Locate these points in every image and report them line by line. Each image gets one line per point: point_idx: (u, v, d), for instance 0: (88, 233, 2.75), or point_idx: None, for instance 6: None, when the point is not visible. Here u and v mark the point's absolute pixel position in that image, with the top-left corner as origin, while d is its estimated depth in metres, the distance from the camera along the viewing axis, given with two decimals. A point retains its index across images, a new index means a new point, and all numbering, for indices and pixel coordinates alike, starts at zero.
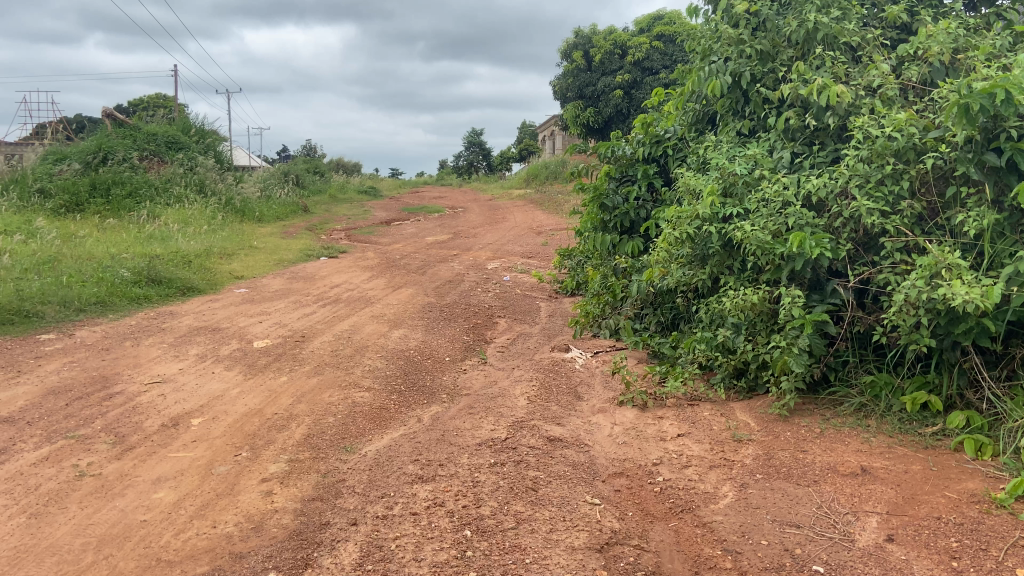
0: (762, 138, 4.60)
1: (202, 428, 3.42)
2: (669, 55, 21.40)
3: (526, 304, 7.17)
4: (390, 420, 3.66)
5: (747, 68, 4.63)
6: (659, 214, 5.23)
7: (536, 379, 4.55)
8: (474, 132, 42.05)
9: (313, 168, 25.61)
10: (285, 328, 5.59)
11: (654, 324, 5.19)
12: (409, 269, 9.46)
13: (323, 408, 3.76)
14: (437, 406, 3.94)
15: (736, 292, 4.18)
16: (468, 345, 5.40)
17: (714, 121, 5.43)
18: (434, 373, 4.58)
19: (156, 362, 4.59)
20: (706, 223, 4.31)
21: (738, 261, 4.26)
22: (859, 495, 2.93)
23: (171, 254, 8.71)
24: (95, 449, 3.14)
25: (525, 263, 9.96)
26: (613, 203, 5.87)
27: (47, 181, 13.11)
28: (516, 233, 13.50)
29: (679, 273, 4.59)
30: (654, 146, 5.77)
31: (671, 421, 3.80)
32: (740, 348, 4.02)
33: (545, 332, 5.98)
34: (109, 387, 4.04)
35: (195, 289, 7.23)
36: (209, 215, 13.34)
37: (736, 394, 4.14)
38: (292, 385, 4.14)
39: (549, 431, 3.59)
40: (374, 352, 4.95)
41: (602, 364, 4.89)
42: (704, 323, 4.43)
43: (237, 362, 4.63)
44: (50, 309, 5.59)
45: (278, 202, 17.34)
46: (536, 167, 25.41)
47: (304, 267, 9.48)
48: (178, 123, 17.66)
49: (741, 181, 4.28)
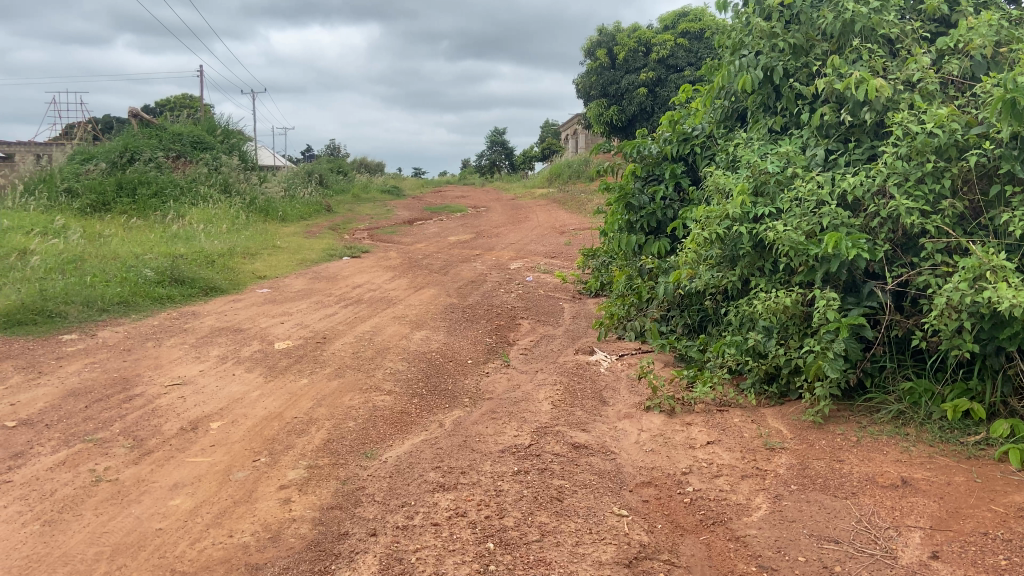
0: (795, 135, 4.47)
1: (221, 432, 3.37)
2: (693, 53, 21.15)
3: (549, 305, 7.07)
4: (411, 425, 3.58)
5: (778, 63, 4.50)
6: (687, 214, 5.11)
7: (560, 383, 4.45)
8: (496, 132, 42.01)
9: (337, 168, 25.69)
10: (307, 329, 5.54)
11: (681, 326, 5.07)
12: (432, 269, 9.40)
13: (343, 411, 3.69)
14: (460, 410, 3.86)
15: (767, 294, 4.05)
16: (491, 347, 5.31)
17: (744, 118, 5.30)
18: (456, 376, 4.50)
19: (177, 364, 4.56)
20: (737, 223, 4.19)
21: (769, 262, 4.13)
22: (900, 508, 2.80)
23: (195, 254, 8.72)
24: (112, 453, 3.10)
25: (548, 264, 9.86)
26: (639, 203, 5.75)
27: (75, 181, 13.23)
28: (539, 233, 13.40)
29: (708, 275, 4.47)
30: (681, 144, 5.65)
31: (700, 428, 3.69)
32: (772, 353, 3.90)
33: (569, 334, 5.88)
34: (129, 389, 4.01)
35: (218, 290, 7.21)
36: (234, 215, 13.39)
37: (768, 400, 4.01)
38: (312, 388, 4.07)
39: (573, 438, 3.49)
40: (396, 354, 4.88)
41: (628, 367, 4.78)
42: (734, 326, 4.30)
43: (258, 363, 4.59)
44: (73, 309, 5.59)
45: (302, 202, 17.38)
46: (559, 166, 25.28)
47: (327, 267, 9.45)
48: (204, 124, 17.80)
49: (773, 180, 4.16)
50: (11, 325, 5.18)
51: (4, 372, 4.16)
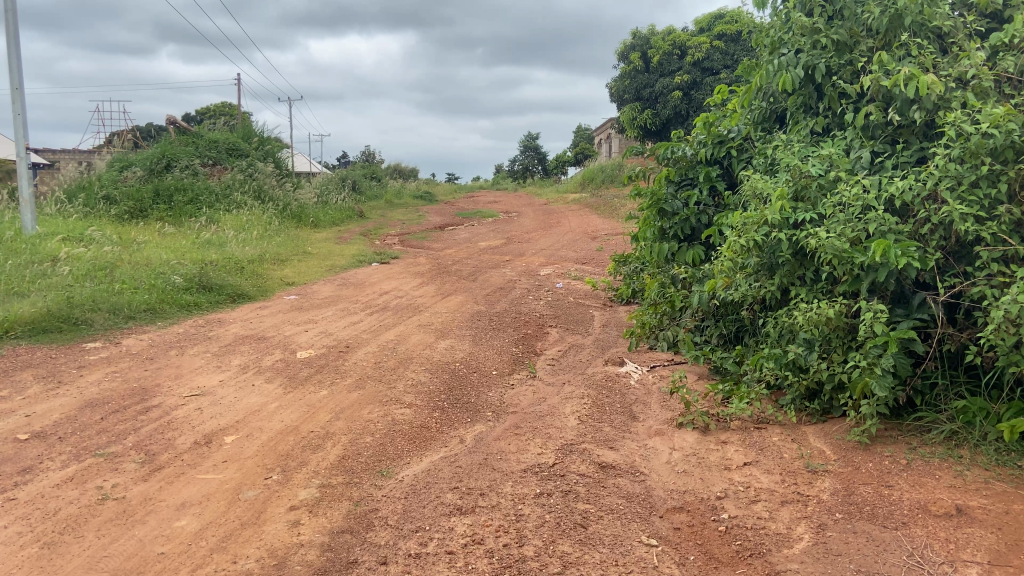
0: (838, 136, 4.25)
1: (234, 446, 3.25)
2: (730, 54, 20.90)
3: (579, 313, 6.89)
4: (430, 441, 3.44)
5: (821, 61, 4.29)
6: (722, 220, 4.91)
7: (588, 396, 4.27)
8: (530, 137, 41.95)
9: (370, 174, 25.77)
10: (330, 338, 5.44)
11: (716, 337, 4.87)
12: (460, 275, 9.27)
13: (361, 426, 3.56)
14: (482, 425, 3.70)
15: (808, 305, 3.85)
16: (517, 357, 5.15)
17: (783, 119, 5.10)
18: (480, 388, 4.34)
19: (197, 374, 4.47)
20: (776, 229, 3.99)
21: (811, 271, 3.93)
22: (955, 541, 2.58)
23: (225, 261, 8.71)
24: (122, 469, 3.00)
25: (580, 270, 9.68)
26: (672, 208, 5.56)
27: (112, 188, 13.39)
28: (570, 238, 13.22)
29: (745, 283, 4.27)
30: (717, 147, 5.45)
31: (735, 448, 3.48)
32: (813, 367, 3.69)
33: (599, 343, 5.70)
34: (147, 400, 3.92)
35: (246, 297, 7.16)
36: (266, 221, 13.44)
37: (809, 417, 3.80)
38: (332, 400, 3.95)
39: (600, 457, 3.32)
40: (419, 364, 4.74)
41: (659, 380, 4.59)
42: (773, 338, 4.10)
43: (278, 373, 4.48)
44: (99, 317, 5.55)
45: (334, 207, 17.42)
46: (591, 171, 25.06)
47: (355, 274, 9.37)
48: (239, 131, 17.96)
49: (815, 184, 3.96)
50: (37, 333, 5.15)
51: (24, 381, 4.11)
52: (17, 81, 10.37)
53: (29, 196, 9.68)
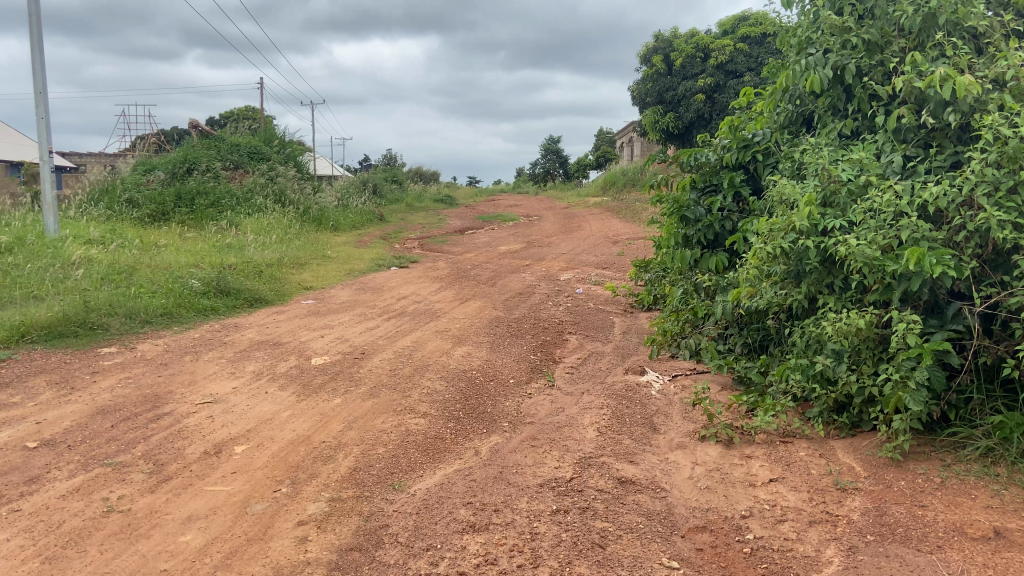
0: (868, 140, 4.13)
1: (244, 457, 3.18)
2: (754, 58, 20.67)
3: (598, 320, 6.77)
4: (444, 452, 3.34)
5: (851, 61, 4.18)
6: (747, 226, 4.79)
7: (607, 406, 4.16)
8: (551, 140, 41.86)
9: (391, 177, 25.78)
10: (346, 344, 5.37)
11: (739, 346, 4.74)
12: (479, 279, 9.19)
13: (374, 436, 3.48)
14: (498, 437, 3.60)
15: (837, 314, 3.72)
16: (535, 365, 5.05)
17: (810, 122, 4.98)
18: (496, 397, 4.24)
19: (211, 380, 4.42)
20: (804, 236, 3.87)
21: (840, 280, 3.80)
22: (995, 567, 2.44)
23: (243, 264, 8.69)
24: (129, 479, 2.94)
25: (600, 275, 9.56)
26: (695, 214, 5.43)
27: (135, 191, 13.47)
28: (591, 243, 13.10)
29: (771, 292, 4.15)
30: (741, 151, 5.32)
31: (761, 463, 3.36)
32: (842, 379, 3.56)
33: (619, 351, 5.58)
34: (158, 407, 3.87)
35: (263, 301, 7.12)
36: (287, 225, 13.46)
37: (837, 431, 3.67)
38: (345, 409, 3.87)
39: (620, 471, 3.20)
40: (435, 371, 4.65)
41: (681, 390, 4.47)
42: (800, 348, 3.97)
43: (292, 381, 4.41)
44: (115, 321, 5.53)
45: (354, 211, 17.43)
46: (613, 175, 24.91)
47: (374, 278, 9.32)
48: (261, 135, 18.04)
49: (844, 189, 3.83)
50: (52, 338, 5.13)
51: (37, 387, 4.08)
52: (42, 85, 10.46)
53: (51, 199, 9.74)
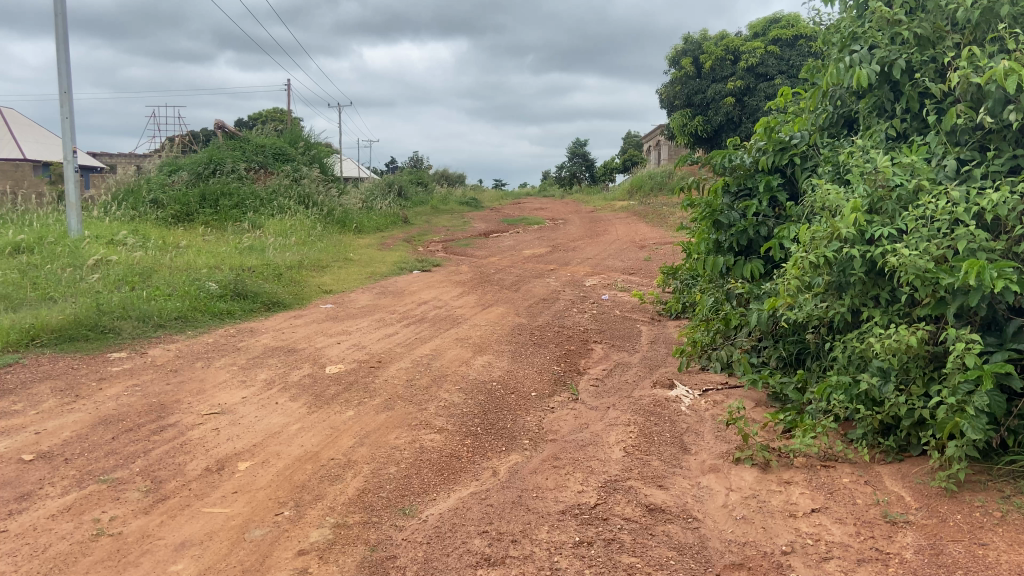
0: (918, 141, 3.89)
1: (247, 475, 3.00)
2: (785, 60, 20.21)
3: (625, 328, 6.54)
4: (460, 473, 3.12)
5: (900, 57, 3.97)
6: (784, 232, 4.53)
7: (634, 423, 3.92)
8: (577, 143, 41.64)
9: (417, 179, 25.67)
10: (362, 351, 5.19)
11: (774, 360, 4.47)
12: (503, 284, 8.98)
13: (386, 454, 3.27)
14: (517, 455, 3.38)
15: (884, 330, 3.46)
16: (558, 376, 4.82)
17: (853, 125, 4.78)
18: (517, 411, 4.02)
19: (221, 389, 4.25)
20: (848, 245, 3.62)
21: (887, 291, 3.55)
22: None
23: (264, 267, 8.57)
24: (124, 499, 2.77)
25: (626, 281, 9.32)
26: (729, 219, 5.16)
27: (160, 192, 13.48)
28: (617, 247, 12.87)
29: (811, 304, 3.88)
30: (779, 155, 4.97)
31: (801, 490, 3.10)
32: (889, 401, 3.30)
33: (646, 362, 5.34)
34: (163, 417, 3.71)
35: (281, 305, 6.98)
36: (310, 226, 13.39)
37: (883, 455, 3.40)
38: (357, 422, 3.68)
39: (648, 497, 2.96)
40: (453, 382, 4.44)
41: (713, 407, 4.21)
42: (841, 365, 3.71)
43: (304, 391, 4.22)
44: (128, 325, 5.40)
45: (379, 213, 17.33)
46: (640, 178, 24.58)
47: (396, 282, 9.15)
48: (286, 136, 18.05)
49: (893, 195, 3.59)
50: (63, 342, 5.01)
51: (41, 395, 3.94)
52: (67, 85, 10.47)
53: (75, 198, 9.72)
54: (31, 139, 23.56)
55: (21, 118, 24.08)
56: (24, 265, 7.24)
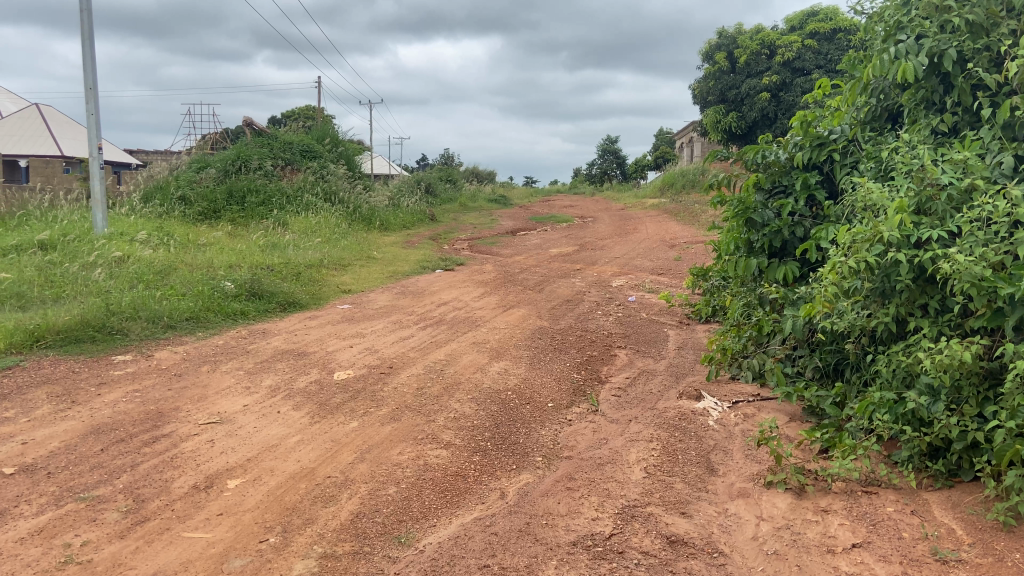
0: (970, 136, 3.59)
1: (236, 494, 2.79)
2: (823, 54, 19.68)
3: (651, 332, 6.24)
4: (464, 495, 2.88)
5: (951, 46, 3.66)
6: (821, 233, 4.24)
7: (657, 439, 3.65)
8: (609, 140, 41.22)
9: (446, 176, 25.49)
10: (374, 356, 4.98)
11: (810, 371, 4.18)
12: (526, 285, 8.72)
13: (386, 471, 3.05)
14: (528, 475, 3.13)
15: (934, 343, 3.16)
16: (578, 386, 4.55)
17: (896, 119, 4.46)
18: (531, 424, 3.77)
19: (223, 396, 4.06)
20: (894, 249, 3.32)
21: (936, 300, 3.25)
22: None
23: (283, 266, 8.43)
24: (101, 520, 2.59)
25: (655, 281, 9.00)
26: (762, 219, 4.86)
27: (187, 188, 13.45)
28: (646, 246, 12.52)
29: (852, 312, 3.57)
30: (816, 150, 4.72)
31: (840, 521, 2.81)
32: (939, 421, 3.01)
33: (672, 370, 5.05)
34: (158, 427, 3.53)
35: (298, 305, 6.81)
36: (335, 224, 13.26)
37: (931, 481, 3.10)
38: (360, 435, 3.45)
39: (669, 527, 2.70)
40: (465, 392, 4.20)
41: (743, 422, 3.92)
42: (884, 380, 3.41)
43: (309, 399, 4.01)
44: (136, 326, 5.28)
45: (405, 211, 17.16)
46: (671, 175, 24.11)
47: (417, 281, 8.94)
48: (314, 133, 17.98)
49: (944, 195, 3.29)
50: (68, 343, 4.89)
51: (36, 402, 3.81)
52: (93, 81, 10.45)
53: (100, 195, 9.67)
54: (67, 135, 23.83)
55: (58, 115, 24.39)
56: (42, 262, 7.17)
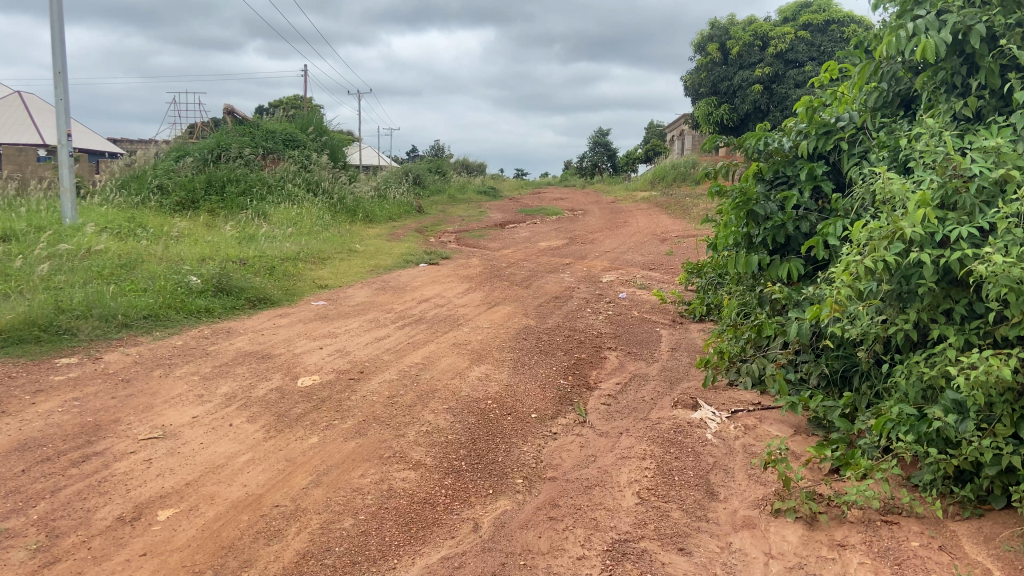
0: (997, 123, 3.25)
1: (165, 529, 2.44)
2: (816, 46, 19.34)
3: (644, 332, 5.89)
4: (431, 528, 2.51)
5: (979, 22, 3.31)
6: (830, 228, 3.88)
7: (651, 456, 3.28)
8: (601, 132, 40.83)
9: (435, 168, 25.01)
10: (344, 359, 4.60)
11: (815, 378, 3.82)
12: (513, 280, 8.33)
13: (344, 499, 2.67)
14: (506, 501, 2.77)
15: (961, 353, 2.82)
16: (564, 393, 4.19)
17: (911, 105, 4.10)
18: (512, 439, 3.40)
19: (171, 405, 3.68)
20: (916, 247, 2.96)
21: (962, 305, 2.91)
22: None
23: (257, 259, 8.03)
24: (4, 561, 2.24)
25: (647, 277, 8.65)
26: (764, 212, 4.49)
27: (165, 177, 12.97)
28: (637, 240, 12.17)
29: (867, 316, 3.22)
30: (823, 138, 4.36)
31: (860, 559, 2.46)
32: (968, 442, 2.66)
33: (667, 375, 4.69)
34: (91, 444, 3.17)
35: (269, 301, 6.41)
36: (317, 215, 12.84)
37: (958, 509, 2.75)
38: (319, 453, 3.08)
39: (664, 568, 2.35)
40: (441, 401, 3.83)
41: (745, 437, 3.56)
42: (902, 393, 3.06)
43: (267, 409, 3.63)
44: (87, 325, 4.90)
45: (391, 202, 16.71)
46: (663, 167, 23.71)
47: (399, 276, 8.54)
48: (298, 122, 17.51)
49: (973, 187, 2.94)
50: (10, 345, 4.50)
51: None
52: (61, 65, 9.99)
53: (69, 183, 9.24)
54: (47, 123, 23.26)
55: (38, 102, 23.78)
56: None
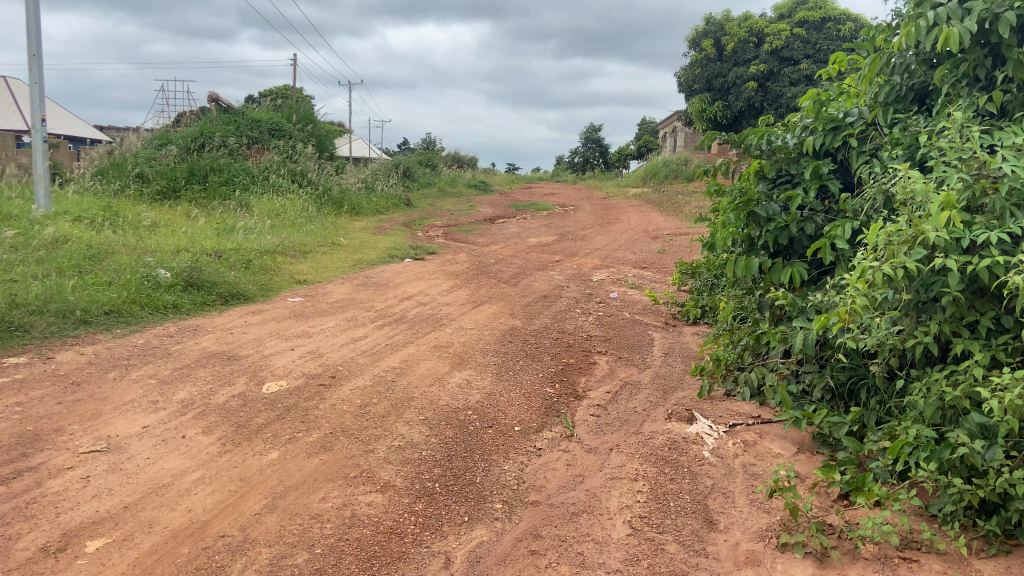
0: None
1: (92, 563, 2.14)
2: (811, 44, 19.12)
3: (636, 335, 5.61)
4: (395, 565, 2.22)
5: (1008, 10, 3.04)
6: (838, 230, 3.61)
7: (643, 477, 3.00)
8: (593, 128, 40.50)
9: (426, 160, 24.63)
10: (316, 362, 4.29)
11: (819, 391, 3.54)
12: (501, 278, 8.02)
13: (300, 527, 2.38)
14: (483, 531, 2.49)
15: (987, 372, 2.55)
16: (550, 403, 3.90)
17: (925, 100, 3.84)
18: (492, 456, 3.11)
19: (122, 413, 3.37)
20: (938, 254, 2.68)
21: (988, 317, 2.65)
22: None
23: (233, 252, 7.68)
24: None
25: (638, 276, 8.36)
26: (767, 213, 4.20)
27: (146, 165, 12.56)
28: (629, 237, 11.90)
29: (881, 328, 2.94)
30: (830, 135, 4.09)
31: None
32: (997, 471, 2.39)
33: (660, 383, 4.41)
34: (25, 458, 2.85)
35: (244, 297, 6.09)
36: (301, 207, 12.48)
37: (982, 544, 2.49)
38: (278, 471, 2.79)
39: None
40: (417, 411, 3.53)
41: (745, 455, 3.28)
42: (918, 412, 2.79)
43: (225, 419, 3.32)
44: (42, 322, 4.57)
45: (379, 195, 16.35)
46: (655, 164, 23.43)
47: (382, 272, 8.21)
48: (284, 111, 17.10)
49: (1003, 189, 2.67)
50: None
51: None
52: (37, 47, 9.60)
53: (42, 170, 8.86)
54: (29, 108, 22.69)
55: (20, 86, 23.18)
56: None
